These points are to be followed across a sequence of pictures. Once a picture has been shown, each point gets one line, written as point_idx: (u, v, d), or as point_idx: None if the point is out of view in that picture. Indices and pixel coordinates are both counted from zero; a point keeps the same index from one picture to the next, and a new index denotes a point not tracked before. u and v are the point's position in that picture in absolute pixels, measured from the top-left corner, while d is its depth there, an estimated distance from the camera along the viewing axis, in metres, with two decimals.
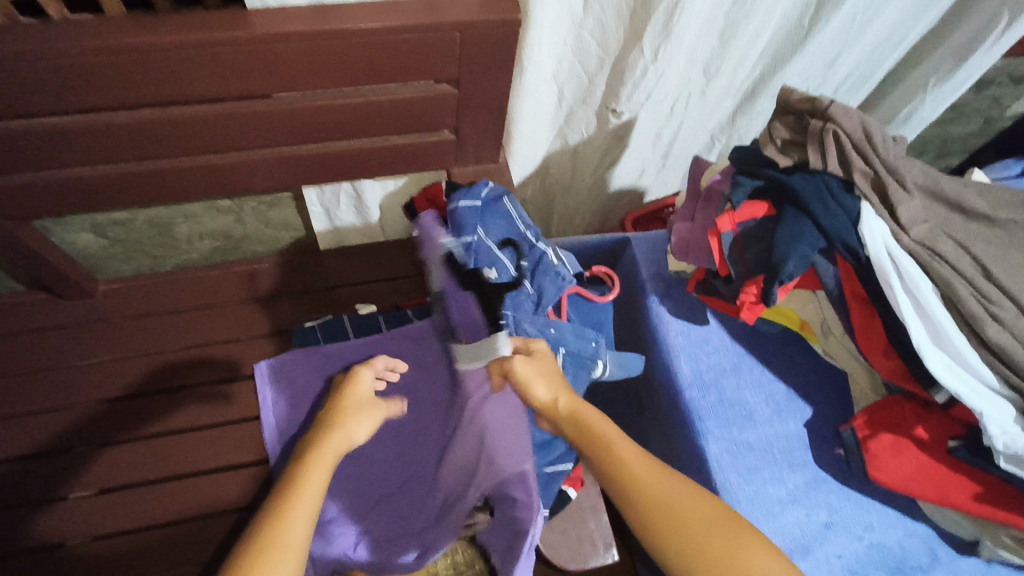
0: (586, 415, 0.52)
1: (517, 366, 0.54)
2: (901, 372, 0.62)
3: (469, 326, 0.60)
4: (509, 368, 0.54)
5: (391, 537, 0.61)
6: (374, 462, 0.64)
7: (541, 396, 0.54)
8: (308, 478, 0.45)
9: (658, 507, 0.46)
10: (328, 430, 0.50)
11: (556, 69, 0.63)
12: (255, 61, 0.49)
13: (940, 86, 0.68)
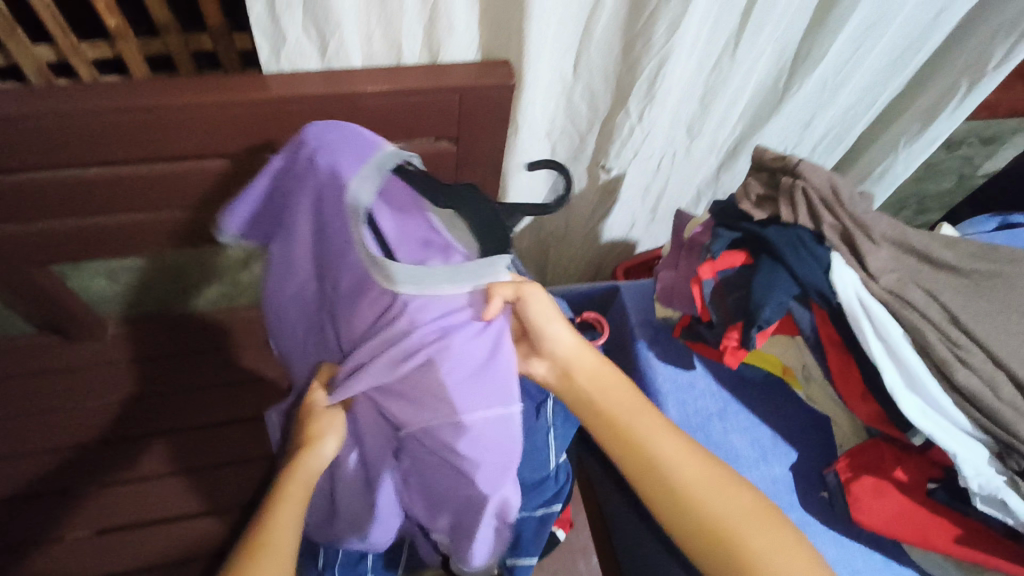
0: (612, 385, 0.51)
1: (530, 291, 0.51)
2: (879, 417, 0.64)
3: (434, 250, 0.53)
4: (529, 296, 0.51)
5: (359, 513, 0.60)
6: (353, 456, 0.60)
7: (558, 335, 0.53)
8: (286, 511, 0.46)
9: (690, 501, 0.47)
10: (304, 459, 0.50)
11: (550, 128, 0.80)
12: (274, 116, 0.64)
13: (910, 145, 0.89)
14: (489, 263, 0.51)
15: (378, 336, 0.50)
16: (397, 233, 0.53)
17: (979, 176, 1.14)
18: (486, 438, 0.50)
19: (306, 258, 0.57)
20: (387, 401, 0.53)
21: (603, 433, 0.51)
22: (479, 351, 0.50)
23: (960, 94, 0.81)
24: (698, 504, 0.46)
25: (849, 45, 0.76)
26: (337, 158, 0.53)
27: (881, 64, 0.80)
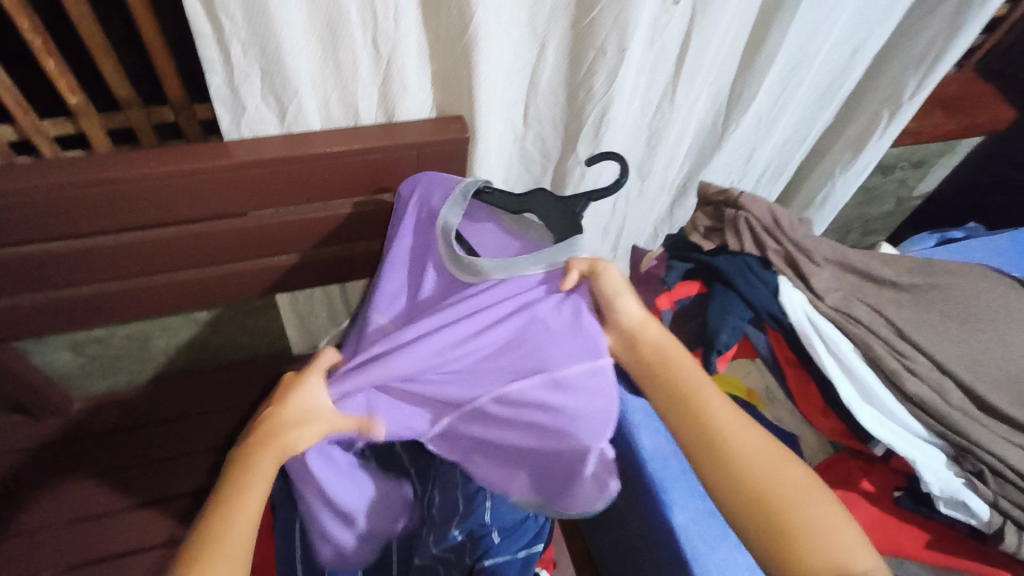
0: (672, 350, 0.53)
1: (606, 268, 0.56)
2: (841, 431, 0.66)
3: (511, 250, 0.62)
4: (604, 273, 0.56)
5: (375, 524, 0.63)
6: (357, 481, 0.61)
7: (632, 311, 0.55)
8: (249, 495, 0.45)
9: (736, 462, 0.46)
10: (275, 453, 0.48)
11: (505, 175, 0.84)
12: (235, 182, 0.66)
13: (845, 173, 0.94)
14: (563, 245, 0.58)
15: (431, 328, 0.56)
16: (481, 243, 0.63)
17: (915, 195, 1.22)
18: (581, 387, 0.54)
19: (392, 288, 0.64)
20: (452, 381, 0.56)
21: (660, 395, 0.52)
22: (563, 315, 0.56)
23: (882, 124, 0.88)
24: (744, 462, 0.46)
25: (778, 83, 0.82)
26: (427, 195, 0.64)
27: (808, 99, 0.86)
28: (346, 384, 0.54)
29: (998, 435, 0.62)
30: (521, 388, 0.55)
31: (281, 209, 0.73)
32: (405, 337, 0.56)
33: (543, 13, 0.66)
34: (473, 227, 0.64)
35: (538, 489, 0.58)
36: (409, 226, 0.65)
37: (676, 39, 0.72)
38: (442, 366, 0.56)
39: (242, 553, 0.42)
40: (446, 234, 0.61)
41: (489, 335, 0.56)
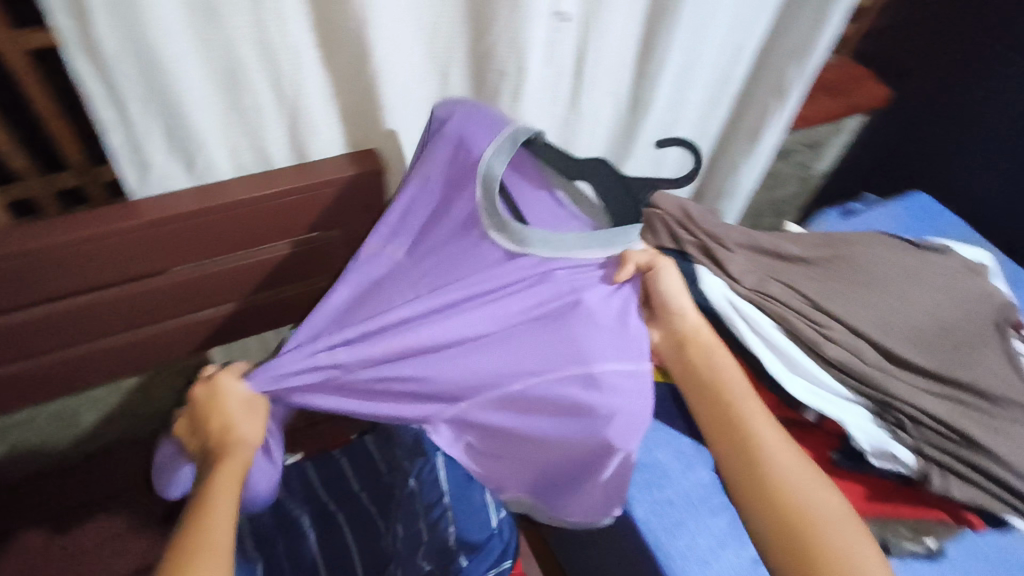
0: (721, 364, 0.57)
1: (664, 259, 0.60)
2: (775, 404, 0.70)
3: (562, 220, 0.62)
4: (669, 271, 0.59)
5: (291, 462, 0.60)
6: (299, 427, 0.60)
7: (685, 308, 0.59)
8: (220, 502, 0.47)
9: (771, 479, 0.50)
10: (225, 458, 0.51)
11: None
12: (149, 240, 0.65)
13: (746, 163, 1.01)
14: (623, 233, 0.61)
15: (448, 309, 0.57)
16: (526, 204, 0.62)
17: (814, 174, 1.31)
18: (619, 387, 0.53)
19: (405, 247, 0.64)
20: (482, 354, 0.57)
21: (702, 399, 0.56)
22: (611, 309, 0.57)
23: (771, 114, 0.94)
24: (780, 479, 0.49)
25: (673, 86, 0.87)
26: (463, 130, 0.63)
27: (705, 98, 0.92)
28: (369, 349, 0.56)
29: (914, 386, 0.68)
30: (549, 387, 0.55)
31: (201, 262, 0.71)
32: (419, 314, 0.57)
33: (441, 42, 0.69)
34: (520, 183, 0.63)
35: (536, 480, 0.61)
36: (440, 162, 0.63)
37: (571, 55, 0.76)
38: (451, 352, 0.57)
39: (223, 551, 0.44)
40: (490, 183, 0.59)
41: (528, 315, 0.57)
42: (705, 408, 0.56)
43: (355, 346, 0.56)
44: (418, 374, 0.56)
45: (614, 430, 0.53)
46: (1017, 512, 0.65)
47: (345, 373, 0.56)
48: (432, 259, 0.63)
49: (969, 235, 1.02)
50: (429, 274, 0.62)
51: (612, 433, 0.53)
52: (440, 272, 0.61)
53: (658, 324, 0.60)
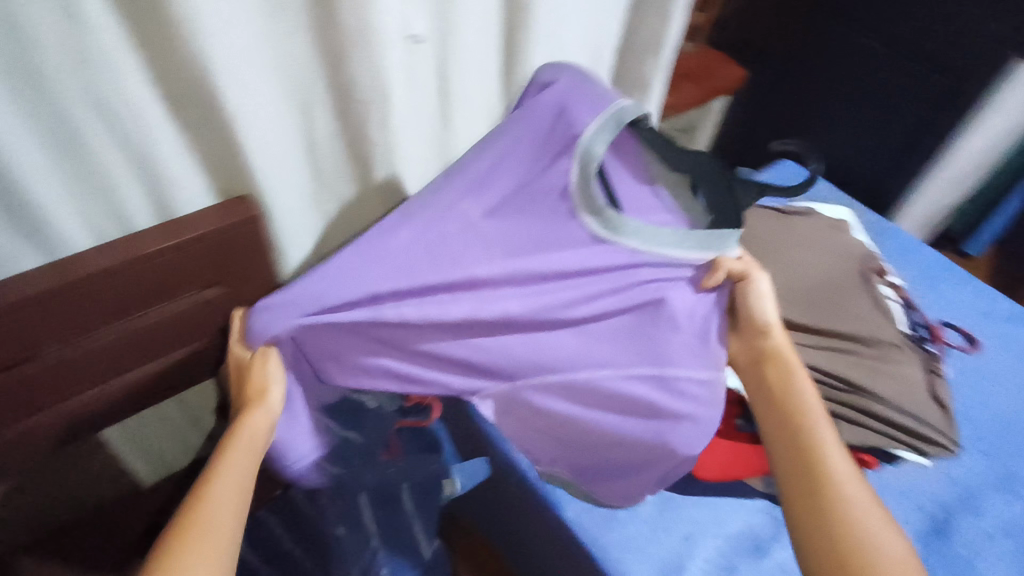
0: (796, 380, 0.62)
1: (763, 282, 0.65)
2: None
3: (654, 211, 0.64)
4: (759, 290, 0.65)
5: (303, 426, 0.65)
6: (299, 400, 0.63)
7: (766, 318, 0.66)
8: (227, 478, 0.52)
9: (832, 505, 0.53)
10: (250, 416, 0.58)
11: (317, 239, 0.85)
12: (10, 329, 0.60)
13: None
14: (720, 241, 0.62)
15: (527, 285, 0.62)
16: (623, 190, 0.65)
17: None
18: (690, 395, 0.61)
19: (495, 195, 0.63)
20: (556, 334, 0.62)
21: (771, 413, 0.62)
22: (698, 311, 0.63)
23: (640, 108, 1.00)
24: (839, 506, 0.53)
25: None
26: (565, 101, 0.63)
27: None
28: (461, 309, 0.60)
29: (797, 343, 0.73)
30: (631, 384, 0.61)
31: (76, 339, 0.66)
32: (496, 289, 0.62)
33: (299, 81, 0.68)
34: (618, 168, 0.65)
35: (578, 464, 0.67)
36: (539, 125, 0.63)
37: (432, 75, 0.77)
38: (531, 325, 0.62)
39: (231, 525, 0.49)
40: (586, 166, 0.60)
41: (602, 312, 0.62)
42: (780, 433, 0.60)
43: (426, 316, 0.60)
44: (473, 349, 0.62)
45: (679, 428, 0.61)
46: (904, 445, 0.71)
47: (430, 342, 0.62)
48: (513, 216, 0.63)
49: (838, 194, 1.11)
50: (508, 233, 0.63)
51: (677, 431, 0.61)
52: (521, 228, 0.63)
53: (740, 337, 0.67)
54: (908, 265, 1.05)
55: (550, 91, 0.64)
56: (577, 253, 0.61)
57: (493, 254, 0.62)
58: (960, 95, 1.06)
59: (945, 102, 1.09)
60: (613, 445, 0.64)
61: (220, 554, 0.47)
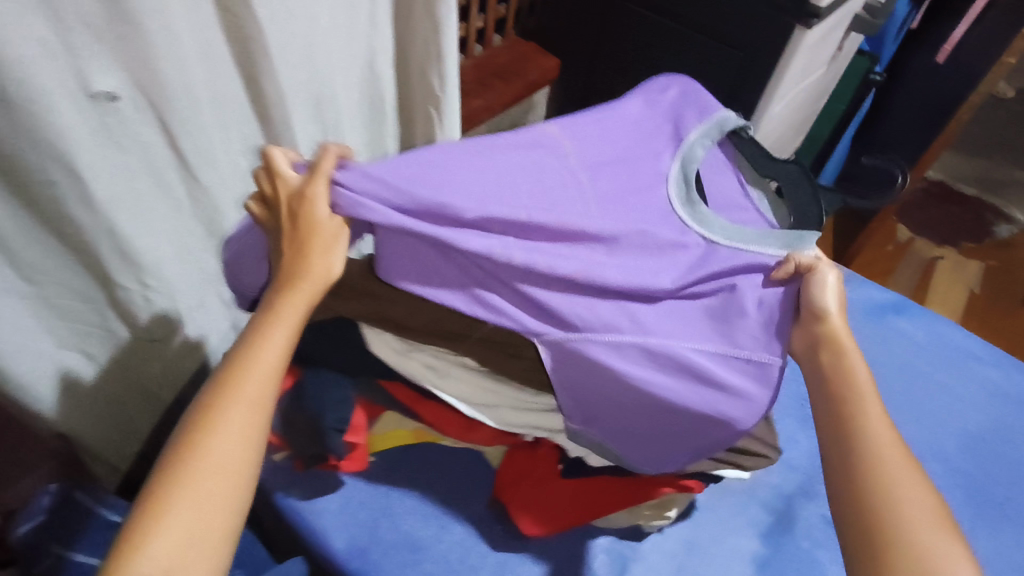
0: (845, 346, 0.58)
1: (832, 278, 0.61)
2: (492, 436, 0.67)
3: (739, 211, 0.69)
4: (828, 287, 0.60)
5: (427, 284, 0.56)
6: (428, 268, 0.56)
7: (829, 305, 0.59)
8: (269, 347, 0.49)
9: (879, 481, 0.49)
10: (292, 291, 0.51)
11: (57, 339, 0.70)
12: None
13: None
14: (800, 238, 0.64)
15: (617, 249, 0.58)
16: (715, 190, 0.69)
17: None
18: (744, 373, 0.58)
19: (579, 156, 0.62)
20: (646, 305, 0.58)
21: (829, 406, 0.55)
22: (767, 300, 0.61)
23: (437, 121, 0.92)
24: (889, 483, 0.49)
25: (313, 121, 0.81)
26: (680, 111, 0.70)
27: (362, 121, 0.90)
28: (571, 262, 0.55)
29: None
30: (695, 351, 0.58)
31: None
32: (589, 246, 0.57)
33: None
34: (713, 172, 0.70)
35: (616, 427, 0.59)
36: (660, 123, 0.69)
37: (151, 133, 0.64)
38: (644, 294, 0.58)
39: (266, 395, 0.47)
40: (685, 170, 0.66)
41: (692, 284, 0.59)
42: (836, 451, 0.52)
43: (536, 259, 0.54)
44: (563, 296, 0.56)
45: (727, 400, 0.57)
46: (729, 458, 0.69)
47: (528, 258, 0.54)
48: (609, 179, 0.62)
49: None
50: (604, 194, 0.60)
51: (726, 403, 0.57)
52: (611, 186, 0.61)
53: (802, 330, 0.61)
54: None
55: (663, 98, 0.71)
56: (645, 225, 0.60)
57: (590, 208, 0.58)
58: (758, 67, 1.06)
59: (744, 75, 1.09)
60: (661, 412, 0.58)
61: (252, 430, 0.46)
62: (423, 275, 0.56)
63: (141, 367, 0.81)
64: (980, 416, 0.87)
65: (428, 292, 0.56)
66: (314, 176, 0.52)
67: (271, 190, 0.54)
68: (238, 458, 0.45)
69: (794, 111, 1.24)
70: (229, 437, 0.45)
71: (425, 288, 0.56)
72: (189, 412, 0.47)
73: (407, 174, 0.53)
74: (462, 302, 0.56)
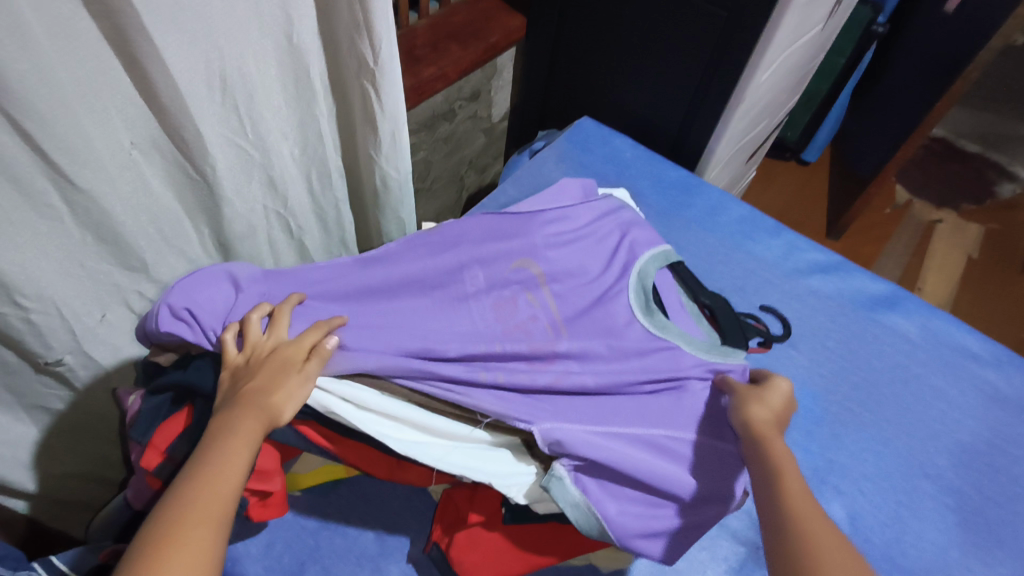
0: (754, 420, 0.60)
1: (781, 387, 0.66)
2: (426, 475, 0.61)
3: (685, 321, 0.74)
4: (775, 387, 0.65)
5: (430, 378, 0.58)
6: (426, 376, 0.58)
7: (754, 413, 0.61)
8: (232, 460, 0.45)
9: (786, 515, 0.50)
10: (255, 407, 0.48)
11: None
12: None
13: (379, 151, 0.88)
14: (733, 350, 0.71)
15: (586, 362, 0.65)
16: (667, 304, 0.75)
17: (494, 120, 1.27)
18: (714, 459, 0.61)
19: (539, 274, 0.72)
20: (619, 404, 0.63)
21: (765, 496, 0.53)
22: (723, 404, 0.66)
23: (373, 99, 0.81)
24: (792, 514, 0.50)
25: (222, 106, 0.69)
26: (630, 227, 0.80)
27: (287, 102, 0.78)
28: (547, 371, 0.63)
29: None
30: (674, 440, 0.62)
31: None
32: (560, 362, 0.64)
33: None
34: (664, 288, 0.76)
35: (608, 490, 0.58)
36: (611, 247, 0.78)
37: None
38: (613, 399, 0.64)
39: (225, 514, 0.42)
40: (639, 286, 0.74)
41: (653, 384, 0.65)
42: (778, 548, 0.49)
43: (517, 378, 0.61)
44: (549, 407, 0.60)
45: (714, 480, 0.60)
46: None
47: (509, 375, 0.61)
48: (574, 296, 0.71)
49: (620, 164, 1.05)
50: (569, 308, 0.70)
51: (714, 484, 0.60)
52: (574, 302, 0.71)
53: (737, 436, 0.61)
54: (681, 217, 1.00)
55: (617, 214, 0.81)
56: (601, 337, 0.68)
57: (555, 333, 0.67)
58: (745, 27, 0.93)
59: (728, 38, 0.96)
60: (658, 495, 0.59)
61: (210, 554, 0.40)
62: (425, 375, 0.58)
63: (44, 393, 0.72)
64: (973, 424, 0.79)
65: (434, 388, 0.58)
66: (277, 322, 0.54)
67: (257, 333, 0.53)
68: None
69: (784, 76, 1.12)
70: (182, 564, 0.39)
71: (431, 389, 0.58)
72: (130, 549, 0.40)
73: (390, 314, 0.62)
74: (463, 396, 0.58)
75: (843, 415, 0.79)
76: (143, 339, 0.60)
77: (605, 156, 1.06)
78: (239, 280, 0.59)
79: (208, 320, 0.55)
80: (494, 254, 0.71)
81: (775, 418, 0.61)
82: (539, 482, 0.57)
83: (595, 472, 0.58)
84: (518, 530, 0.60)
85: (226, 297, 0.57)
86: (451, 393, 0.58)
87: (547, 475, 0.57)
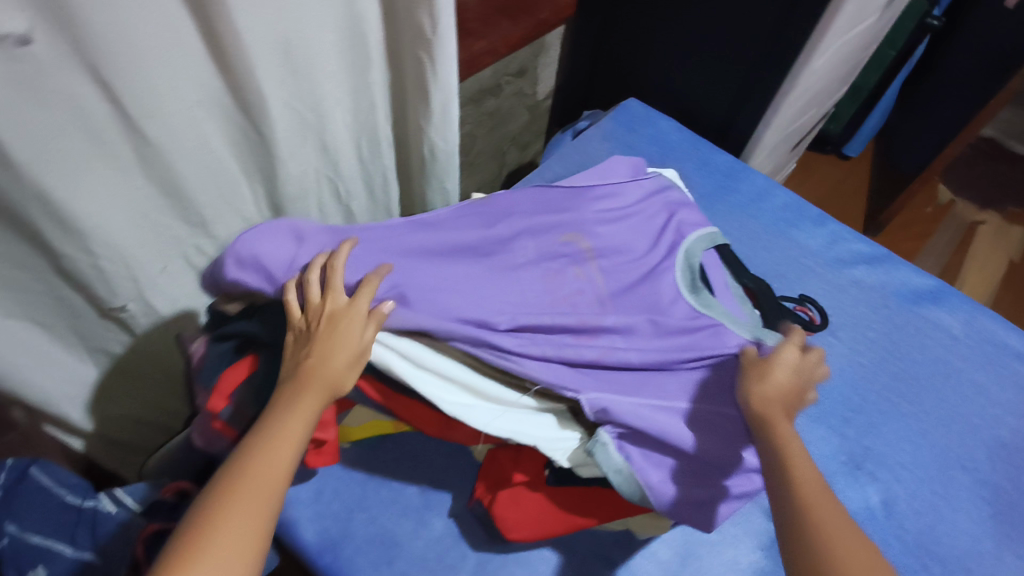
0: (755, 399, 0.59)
1: (789, 357, 0.63)
2: (472, 435, 0.63)
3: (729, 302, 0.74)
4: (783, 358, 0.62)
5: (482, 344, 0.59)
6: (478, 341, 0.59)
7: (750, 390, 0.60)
8: (286, 438, 0.47)
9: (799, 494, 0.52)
10: (310, 387, 0.51)
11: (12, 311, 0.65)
12: None
13: (429, 121, 0.89)
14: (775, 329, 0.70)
15: (632, 337, 0.66)
16: (713, 284, 0.75)
17: (538, 98, 1.28)
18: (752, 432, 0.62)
19: (587, 249, 0.73)
20: (663, 379, 0.64)
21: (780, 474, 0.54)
22: None
23: (427, 70, 0.82)
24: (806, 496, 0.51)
25: (283, 69, 0.71)
26: (677, 207, 0.81)
27: (344, 70, 0.79)
28: (595, 342, 0.64)
29: None
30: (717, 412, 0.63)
31: None
32: (607, 335, 0.66)
33: None
34: (711, 269, 0.76)
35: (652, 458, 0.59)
36: (658, 225, 0.79)
37: (84, 83, 0.56)
38: (657, 373, 0.65)
39: (276, 488, 0.45)
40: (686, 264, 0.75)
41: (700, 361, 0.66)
42: (796, 541, 0.50)
43: (565, 349, 0.62)
44: (594, 378, 0.62)
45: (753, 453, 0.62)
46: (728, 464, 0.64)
47: (557, 344, 0.63)
48: (621, 271, 0.72)
49: (664, 146, 1.06)
50: (615, 282, 0.71)
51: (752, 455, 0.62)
52: (622, 278, 0.72)
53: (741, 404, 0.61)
54: (724, 202, 1.00)
55: (663, 194, 0.82)
56: (645, 312, 0.69)
57: (602, 306, 0.68)
58: (800, 14, 0.92)
59: (782, 28, 0.95)
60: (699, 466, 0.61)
61: (259, 524, 0.43)
62: (478, 341, 0.59)
63: (107, 337, 0.76)
64: (1012, 421, 0.79)
65: (485, 352, 0.59)
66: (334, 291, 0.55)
67: (316, 299, 0.55)
68: (240, 560, 0.41)
69: (836, 65, 1.10)
70: (234, 532, 0.42)
71: (482, 354, 0.59)
72: (188, 512, 0.43)
73: (445, 277, 0.63)
74: (513, 361, 0.60)
75: (880, 404, 0.79)
76: (212, 287, 0.63)
77: (650, 137, 1.06)
78: (303, 235, 0.60)
79: (274, 273, 0.57)
80: (544, 227, 0.73)
81: (777, 396, 0.59)
82: (583, 447, 0.59)
83: (637, 440, 0.59)
84: (561, 492, 0.62)
85: (290, 251, 0.59)
86: (502, 358, 0.60)
87: (591, 440, 0.59)
